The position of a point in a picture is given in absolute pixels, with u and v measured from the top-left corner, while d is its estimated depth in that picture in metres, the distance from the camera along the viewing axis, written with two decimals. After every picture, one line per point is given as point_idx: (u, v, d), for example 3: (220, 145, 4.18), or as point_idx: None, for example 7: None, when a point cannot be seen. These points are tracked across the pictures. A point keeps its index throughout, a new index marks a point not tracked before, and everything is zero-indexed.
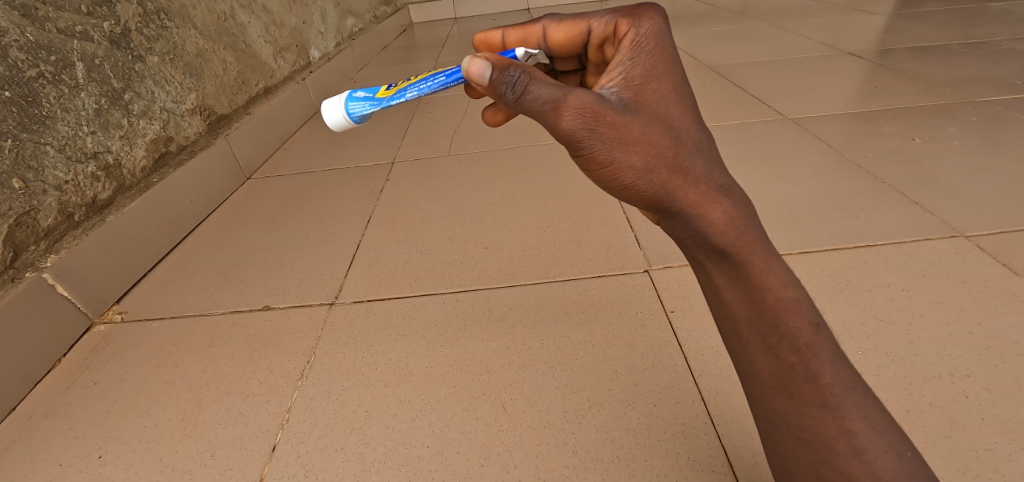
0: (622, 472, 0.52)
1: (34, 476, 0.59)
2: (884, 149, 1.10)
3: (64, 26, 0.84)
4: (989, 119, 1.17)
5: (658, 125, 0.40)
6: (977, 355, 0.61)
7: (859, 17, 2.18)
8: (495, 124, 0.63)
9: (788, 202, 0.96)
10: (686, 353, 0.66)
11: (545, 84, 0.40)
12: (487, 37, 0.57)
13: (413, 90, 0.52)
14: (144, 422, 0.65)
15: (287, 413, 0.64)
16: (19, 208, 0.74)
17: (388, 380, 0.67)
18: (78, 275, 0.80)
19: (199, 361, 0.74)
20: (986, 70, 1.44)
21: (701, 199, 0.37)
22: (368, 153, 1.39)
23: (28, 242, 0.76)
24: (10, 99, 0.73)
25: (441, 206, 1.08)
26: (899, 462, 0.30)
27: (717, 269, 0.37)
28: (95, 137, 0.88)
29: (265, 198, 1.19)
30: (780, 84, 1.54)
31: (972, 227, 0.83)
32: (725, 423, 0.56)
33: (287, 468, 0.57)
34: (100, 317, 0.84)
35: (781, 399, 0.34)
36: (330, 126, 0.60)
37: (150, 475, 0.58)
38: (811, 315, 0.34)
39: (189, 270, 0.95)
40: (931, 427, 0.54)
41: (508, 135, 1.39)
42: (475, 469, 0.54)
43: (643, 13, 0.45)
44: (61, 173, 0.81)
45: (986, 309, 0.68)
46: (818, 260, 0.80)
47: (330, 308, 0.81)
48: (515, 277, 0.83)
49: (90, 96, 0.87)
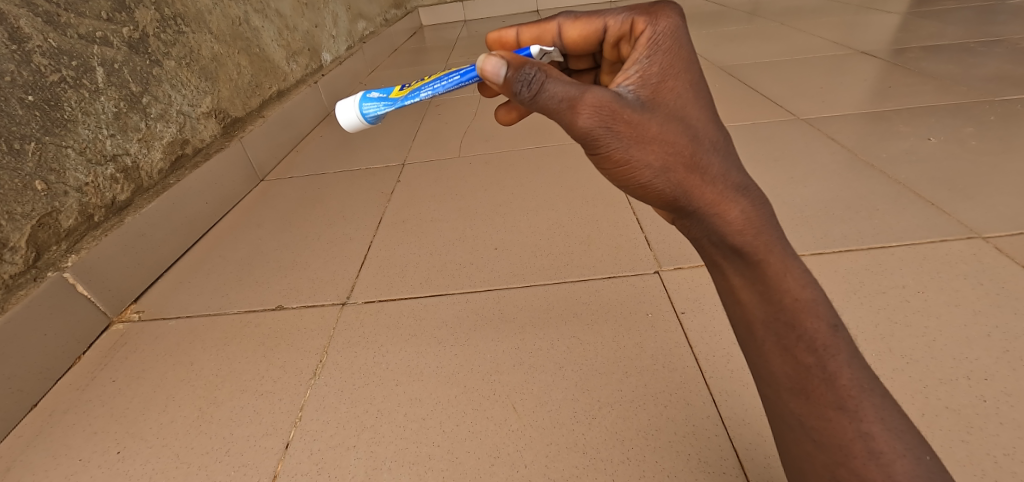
0: (633, 473, 0.52)
1: (56, 470, 0.60)
2: (898, 149, 1.09)
3: (85, 31, 0.86)
4: (1007, 118, 1.15)
5: (675, 124, 0.40)
6: (995, 357, 0.60)
7: (872, 15, 2.16)
8: (508, 123, 0.63)
9: (800, 203, 0.95)
10: (697, 354, 0.66)
11: (561, 82, 0.40)
12: (500, 36, 0.57)
13: (426, 90, 0.52)
14: (161, 419, 0.66)
15: (300, 412, 0.64)
16: (42, 209, 0.76)
17: (399, 380, 0.67)
18: (98, 274, 0.82)
19: (214, 359, 0.75)
20: (1005, 68, 1.42)
21: (719, 198, 0.37)
22: (379, 154, 1.40)
23: (50, 242, 0.78)
24: (33, 104, 0.75)
25: (452, 207, 1.09)
26: (916, 465, 0.30)
27: (733, 269, 0.37)
28: (114, 140, 0.90)
29: (278, 199, 1.21)
30: (792, 84, 1.53)
31: (989, 229, 0.82)
32: (737, 425, 0.56)
33: (300, 466, 0.57)
34: (119, 316, 0.86)
35: (796, 401, 0.34)
36: (343, 127, 0.61)
37: (165, 470, 0.59)
38: (829, 316, 0.34)
39: (204, 271, 0.97)
40: (947, 431, 0.53)
41: (518, 136, 1.40)
42: (486, 469, 0.54)
43: (660, 10, 0.45)
44: (82, 175, 0.83)
45: (1004, 311, 0.67)
46: (830, 261, 0.80)
47: (342, 308, 0.82)
48: (526, 278, 0.84)
49: (110, 100, 0.89)
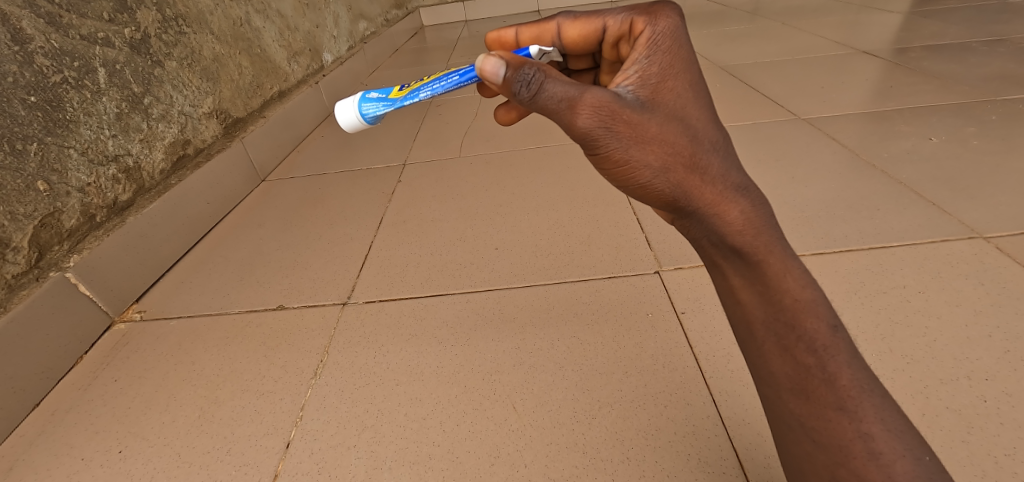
0: (633, 473, 0.52)
1: (58, 469, 0.61)
2: (899, 149, 1.09)
3: (88, 32, 0.87)
4: (1009, 118, 1.14)
5: (674, 124, 0.40)
6: (996, 357, 0.60)
7: (874, 14, 2.15)
8: (508, 123, 0.63)
9: (801, 203, 0.95)
10: (697, 354, 0.66)
11: (561, 82, 0.40)
12: (500, 36, 0.57)
13: (425, 91, 0.52)
14: (162, 419, 0.66)
15: (300, 412, 0.65)
16: (44, 209, 0.77)
17: (400, 380, 0.67)
18: (100, 274, 0.82)
19: (215, 358, 0.75)
20: (1007, 67, 1.41)
21: (718, 198, 0.37)
22: (380, 154, 1.41)
23: (52, 243, 0.78)
24: (35, 104, 0.76)
25: (452, 207, 1.09)
26: (916, 466, 0.30)
27: (733, 269, 0.37)
28: (116, 141, 0.90)
29: (279, 199, 1.21)
30: (793, 84, 1.52)
31: (991, 229, 0.82)
32: (737, 425, 0.56)
33: (301, 465, 0.58)
34: (121, 316, 0.86)
35: (796, 401, 0.34)
36: (343, 127, 0.61)
37: (166, 469, 0.59)
38: (829, 316, 0.34)
39: (205, 271, 0.97)
40: (948, 431, 0.53)
41: (518, 136, 1.40)
42: (486, 469, 0.54)
43: (660, 10, 0.45)
44: (84, 175, 0.84)
45: (1005, 311, 0.67)
46: (831, 261, 0.80)
47: (342, 308, 0.82)
48: (526, 278, 0.84)
49: (112, 101, 0.90)
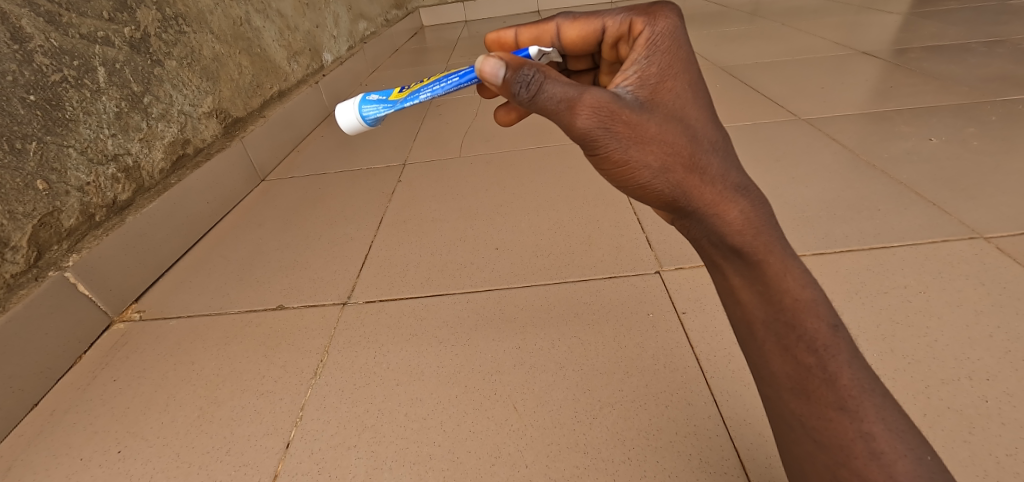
0: (634, 473, 0.52)
1: (57, 469, 0.60)
2: (899, 150, 1.09)
3: (87, 31, 0.87)
4: (1008, 118, 1.14)
5: (673, 124, 0.40)
6: (997, 358, 0.60)
7: (873, 15, 2.16)
8: (508, 124, 0.63)
9: (801, 203, 0.95)
10: (698, 355, 0.66)
11: (560, 82, 0.40)
12: (499, 37, 0.58)
13: (425, 92, 0.52)
14: (161, 419, 0.66)
15: (300, 411, 0.64)
16: (43, 209, 0.76)
17: (400, 379, 0.67)
18: (99, 274, 0.82)
19: (215, 358, 0.75)
20: (1007, 68, 1.41)
21: (718, 198, 0.37)
22: (380, 154, 1.40)
23: (51, 242, 0.78)
24: (35, 103, 0.75)
25: (452, 207, 1.09)
26: (918, 466, 0.30)
27: (733, 269, 0.37)
28: (115, 140, 0.90)
29: (279, 199, 1.21)
30: (793, 84, 1.53)
31: (992, 229, 0.82)
32: (738, 425, 0.56)
33: (301, 465, 0.57)
34: (120, 316, 0.86)
35: (798, 401, 0.34)
36: (343, 129, 0.61)
37: (165, 469, 0.59)
38: (829, 316, 0.34)
39: (205, 271, 0.97)
40: (950, 432, 0.53)
41: (518, 136, 1.40)
42: (487, 469, 0.54)
43: (658, 11, 0.45)
44: (83, 174, 0.83)
45: (1005, 311, 0.67)
46: (832, 261, 0.80)
47: (342, 308, 0.82)
48: (527, 278, 0.84)
49: (111, 100, 0.89)
